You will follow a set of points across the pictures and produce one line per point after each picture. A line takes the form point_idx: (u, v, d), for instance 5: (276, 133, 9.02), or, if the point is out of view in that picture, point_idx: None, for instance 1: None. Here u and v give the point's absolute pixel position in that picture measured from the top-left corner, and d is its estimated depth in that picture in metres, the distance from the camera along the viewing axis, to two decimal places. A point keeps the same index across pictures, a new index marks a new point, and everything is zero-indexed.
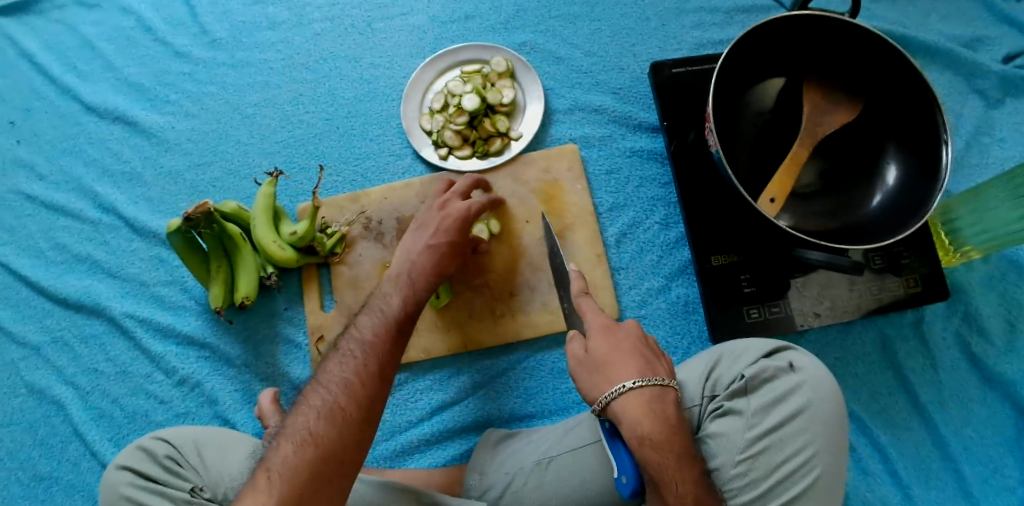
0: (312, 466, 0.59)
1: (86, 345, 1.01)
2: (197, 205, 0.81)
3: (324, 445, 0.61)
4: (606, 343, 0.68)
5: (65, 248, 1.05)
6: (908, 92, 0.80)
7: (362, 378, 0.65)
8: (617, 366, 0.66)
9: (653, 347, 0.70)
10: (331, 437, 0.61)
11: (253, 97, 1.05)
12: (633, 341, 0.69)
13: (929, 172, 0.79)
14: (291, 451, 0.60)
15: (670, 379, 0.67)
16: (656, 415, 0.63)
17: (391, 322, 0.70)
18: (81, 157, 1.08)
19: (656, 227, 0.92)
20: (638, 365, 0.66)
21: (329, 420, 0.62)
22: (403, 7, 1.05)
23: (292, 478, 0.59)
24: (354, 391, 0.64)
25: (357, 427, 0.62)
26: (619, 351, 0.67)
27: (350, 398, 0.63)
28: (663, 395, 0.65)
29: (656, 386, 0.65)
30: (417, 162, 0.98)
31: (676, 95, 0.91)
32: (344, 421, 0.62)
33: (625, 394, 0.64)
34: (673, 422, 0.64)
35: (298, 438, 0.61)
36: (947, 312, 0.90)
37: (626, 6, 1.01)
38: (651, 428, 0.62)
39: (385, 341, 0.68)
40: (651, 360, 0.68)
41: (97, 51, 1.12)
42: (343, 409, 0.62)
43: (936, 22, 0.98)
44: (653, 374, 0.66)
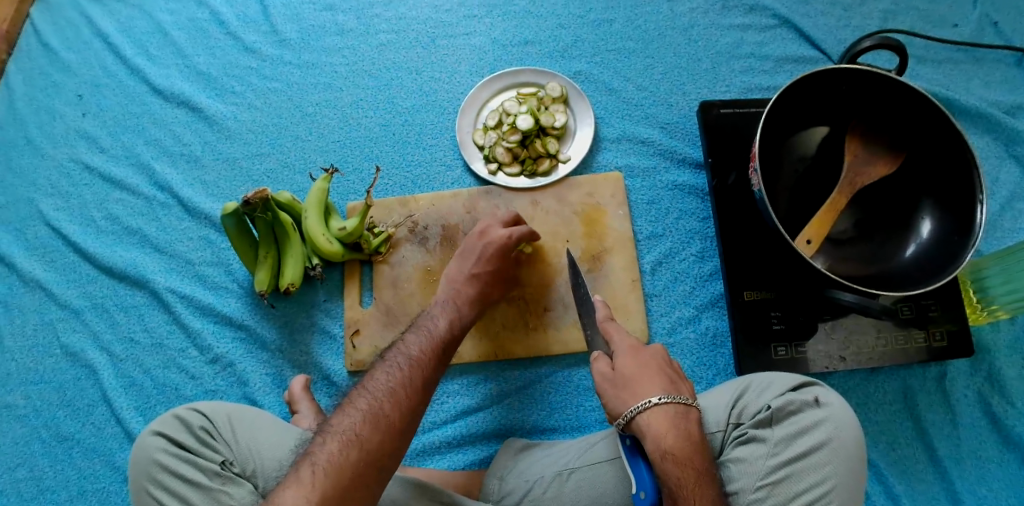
0: (354, 465, 0.63)
1: (124, 314, 1.06)
2: (255, 191, 0.86)
3: (366, 445, 0.64)
4: (631, 360, 0.71)
5: (116, 220, 1.10)
6: (948, 151, 0.83)
7: (406, 389, 0.69)
8: (642, 382, 0.69)
9: (676, 368, 0.73)
10: (374, 440, 0.64)
11: (315, 98, 1.11)
12: (657, 360, 0.72)
13: (965, 229, 0.81)
14: (334, 448, 0.64)
15: (693, 399, 0.70)
16: (679, 432, 0.66)
17: (435, 343, 0.76)
18: (142, 135, 1.14)
19: (692, 259, 0.95)
20: (664, 382, 0.69)
21: (373, 423, 0.65)
22: (466, 27, 1.11)
23: (333, 474, 0.62)
24: (398, 400, 0.68)
25: (397, 434, 0.66)
26: (644, 368, 0.70)
27: (393, 405, 0.67)
28: (686, 413, 0.68)
29: (680, 404, 0.68)
30: (466, 175, 1.02)
31: (723, 133, 0.95)
32: (387, 425, 0.66)
33: (650, 408, 0.67)
34: (695, 441, 0.66)
35: (341, 436, 0.65)
36: (970, 370, 0.91)
37: (679, 45, 1.06)
38: (673, 444, 0.65)
39: (429, 360, 0.73)
40: (675, 380, 0.71)
41: (170, 38, 1.18)
42: (387, 415, 0.66)
43: (979, 87, 1.02)
44: (678, 393, 0.69)
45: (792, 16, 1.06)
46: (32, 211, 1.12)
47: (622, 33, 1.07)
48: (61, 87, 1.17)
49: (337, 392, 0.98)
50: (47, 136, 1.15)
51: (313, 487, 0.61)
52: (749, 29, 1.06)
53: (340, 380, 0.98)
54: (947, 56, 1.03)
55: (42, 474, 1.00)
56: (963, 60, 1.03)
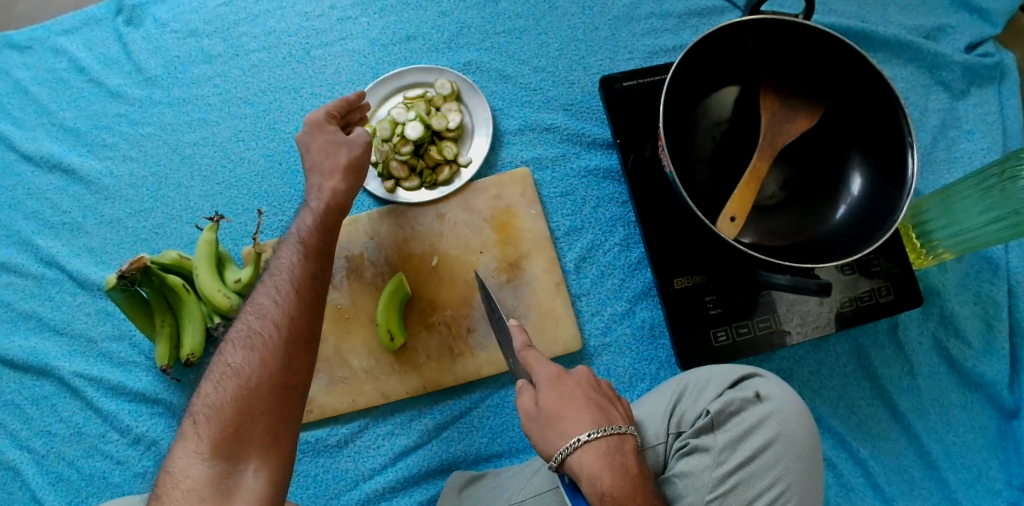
0: (237, 402, 0.62)
1: (37, 407, 0.97)
2: (131, 261, 0.80)
3: (247, 385, 0.63)
4: (556, 394, 0.64)
5: (6, 305, 1.00)
6: (870, 97, 0.76)
7: (277, 300, 0.68)
8: (569, 418, 0.62)
9: (607, 390, 0.67)
10: (252, 365, 0.64)
11: (192, 136, 1.01)
12: (584, 383, 0.66)
13: (897, 180, 0.75)
14: (214, 388, 0.63)
15: (628, 424, 0.64)
16: (615, 467, 0.60)
17: (307, 255, 0.72)
18: (18, 209, 1.03)
19: (616, 249, 0.88)
20: (594, 412, 0.63)
21: (249, 350, 0.65)
22: (340, 31, 1.00)
23: (217, 418, 0.61)
24: (271, 317, 0.67)
25: (280, 353, 0.65)
26: (564, 398, 0.64)
27: (267, 324, 0.66)
28: (619, 444, 0.62)
29: (612, 435, 0.62)
30: (365, 196, 0.92)
31: (629, 109, 0.87)
32: (264, 348, 0.65)
33: (580, 446, 0.61)
34: (634, 473, 0.60)
35: (223, 377, 0.64)
36: (922, 316, 0.86)
37: (573, 16, 0.97)
38: (609, 484, 0.59)
39: (299, 272, 0.70)
40: (607, 404, 0.65)
41: (31, 95, 1.06)
42: (262, 337, 0.65)
43: (896, 12, 0.94)
44: (609, 423, 0.63)
45: None
46: None
47: (510, 12, 0.98)
48: None
49: None
50: None
51: (203, 435, 0.60)
52: None
53: None
54: None
55: None
56: None
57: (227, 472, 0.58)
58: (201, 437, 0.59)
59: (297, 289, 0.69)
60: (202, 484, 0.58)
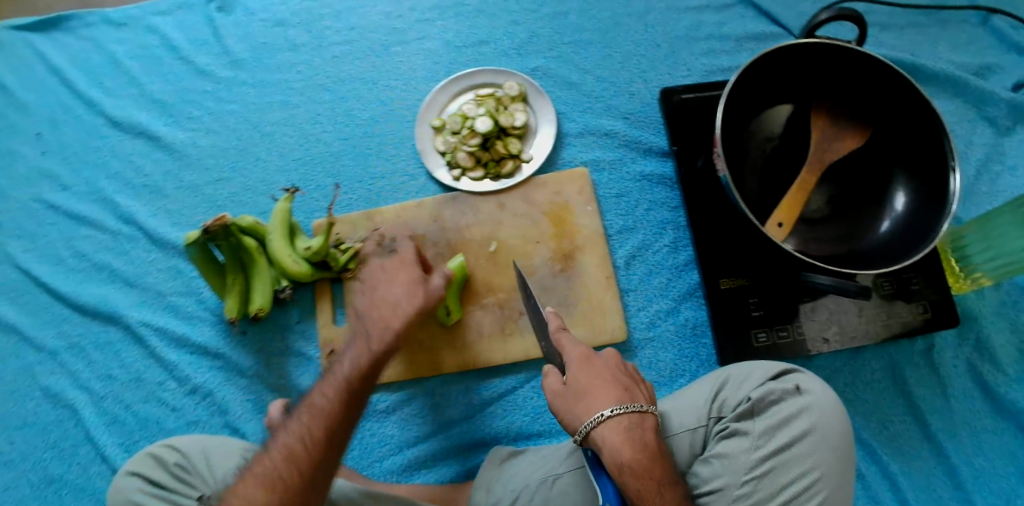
0: (288, 486, 0.61)
1: (100, 352, 1.04)
2: (214, 218, 0.86)
3: (307, 461, 0.63)
4: (584, 373, 0.69)
5: (84, 256, 1.09)
6: (914, 120, 0.82)
7: (324, 412, 0.66)
8: (594, 395, 0.67)
9: (632, 373, 0.71)
10: (287, 475, 0.62)
11: (272, 116, 1.08)
12: (611, 364, 0.70)
13: (938, 198, 0.80)
14: (274, 457, 0.63)
15: (649, 405, 0.68)
16: (634, 442, 0.64)
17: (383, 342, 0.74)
18: (104, 169, 1.12)
19: (665, 250, 0.93)
20: (620, 390, 0.68)
21: (287, 458, 0.63)
22: (418, 31, 1.08)
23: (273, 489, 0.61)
24: (314, 428, 0.65)
25: (314, 472, 0.63)
26: (596, 375, 0.69)
27: (309, 435, 0.64)
28: (642, 422, 0.66)
29: (635, 413, 0.66)
30: (430, 183, 1.00)
31: (688, 118, 0.92)
32: (301, 461, 0.63)
33: (606, 420, 0.65)
34: (651, 449, 0.65)
35: (283, 448, 0.64)
36: (958, 339, 0.89)
37: (637, 33, 1.03)
38: (629, 456, 0.63)
39: (374, 357, 0.72)
40: (631, 385, 0.70)
41: (124, 68, 1.16)
42: (301, 447, 0.64)
43: (946, 50, 0.99)
44: (634, 401, 0.67)
45: None
46: None
47: (578, 24, 1.05)
48: (16, 127, 1.15)
49: None
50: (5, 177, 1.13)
51: None
52: (707, 10, 1.04)
53: None
54: (911, 21, 1.01)
55: None
56: (928, 23, 1.00)
57: None
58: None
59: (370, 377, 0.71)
60: None
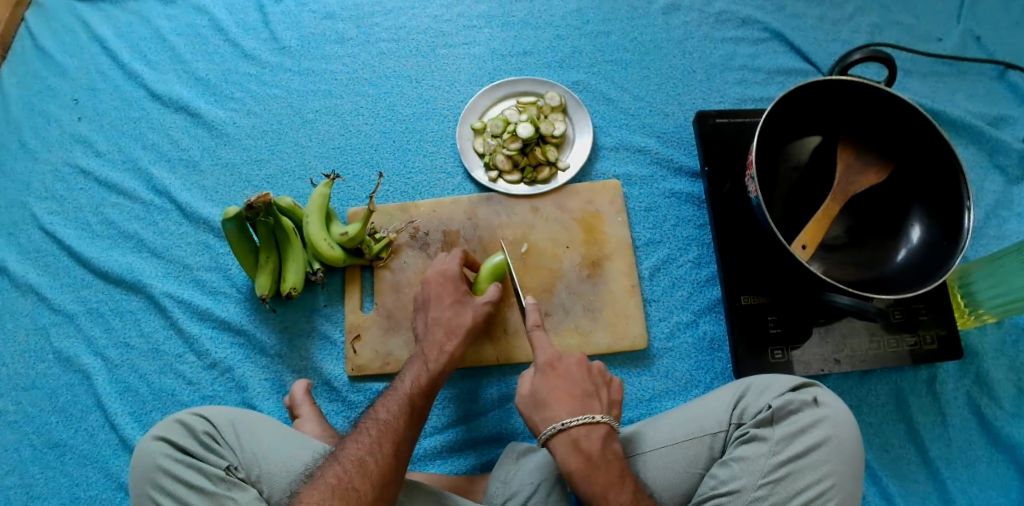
0: (361, 493, 0.67)
1: (121, 319, 1.04)
2: (259, 195, 0.85)
3: (377, 468, 0.69)
4: (549, 381, 0.78)
5: (112, 224, 1.09)
6: (934, 160, 0.87)
7: (390, 432, 0.73)
8: (556, 404, 0.76)
9: (597, 385, 0.79)
10: (358, 486, 0.67)
11: (315, 104, 1.11)
12: (572, 377, 0.79)
13: (952, 235, 0.84)
14: (345, 463, 0.69)
15: (602, 416, 0.75)
16: (577, 451, 0.72)
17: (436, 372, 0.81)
18: (140, 140, 1.13)
19: (689, 265, 0.97)
20: (575, 402, 0.76)
21: (358, 471, 0.68)
22: (465, 37, 1.12)
23: (347, 494, 0.66)
24: (382, 445, 0.71)
25: (382, 485, 0.68)
26: (558, 389, 0.77)
27: (377, 452, 0.70)
28: (589, 432, 0.73)
29: (583, 424, 0.74)
30: (467, 182, 1.04)
31: (720, 141, 0.97)
32: (372, 474, 0.68)
33: (557, 432, 0.74)
34: (598, 457, 0.72)
35: (354, 457, 0.70)
36: (959, 372, 0.93)
37: (675, 57, 1.09)
38: (573, 464, 0.72)
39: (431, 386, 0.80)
40: (592, 398, 0.77)
41: (169, 44, 1.18)
42: (371, 461, 0.69)
43: (963, 99, 1.06)
44: (584, 413, 0.74)
45: (783, 29, 1.09)
46: (26, 216, 1.10)
47: (619, 45, 1.10)
48: (55, 91, 1.17)
49: (340, 399, 0.96)
50: (40, 139, 1.14)
51: None
52: (741, 42, 1.09)
53: (341, 385, 0.96)
54: (932, 68, 1.07)
55: (32, 482, 0.98)
56: (946, 73, 1.07)
57: None
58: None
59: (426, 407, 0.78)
60: None
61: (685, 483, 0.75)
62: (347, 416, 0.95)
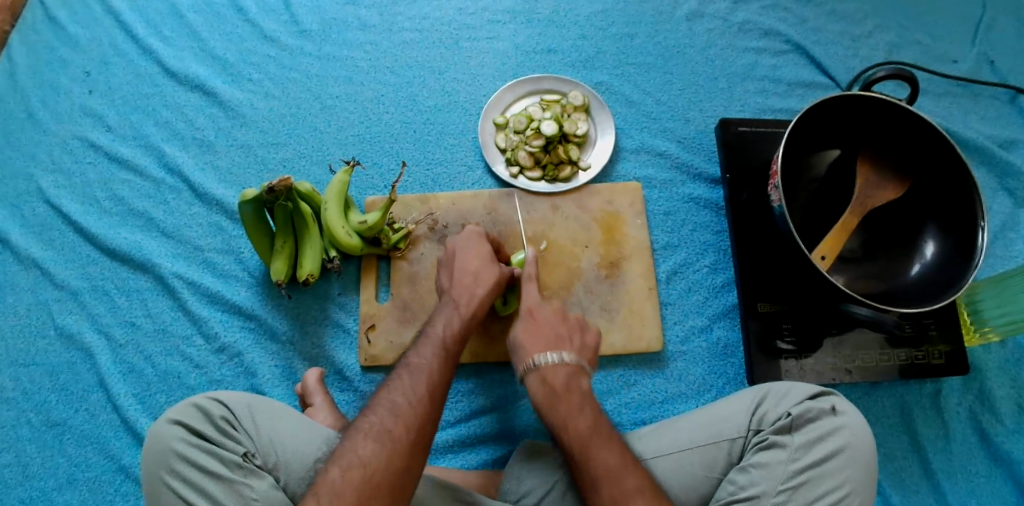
0: (401, 436, 0.65)
1: (126, 299, 1.01)
2: (281, 179, 0.82)
3: (416, 411, 0.68)
4: (526, 325, 0.80)
5: (122, 201, 1.06)
6: (951, 178, 0.88)
7: (413, 401, 0.68)
8: (531, 344, 0.78)
9: (573, 330, 0.81)
10: (380, 460, 0.64)
11: (335, 90, 1.10)
12: (550, 322, 0.80)
13: (966, 253, 0.86)
14: (383, 410, 0.68)
15: (570, 355, 0.76)
16: (545, 386, 0.74)
17: (463, 320, 0.79)
18: (153, 117, 1.11)
19: (705, 270, 0.98)
20: (545, 344, 0.77)
21: (379, 443, 0.65)
22: (489, 32, 1.12)
23: (387, 439, 0.65)
24: (416, 390, 0.70)
25: (419, 427, 0.67)
26: (535, 334, 0.79)
27: (401, 424, 0.66)
28: (556, 369, 0.75)
29: (550, 363, 0.75)
30: (487, 177, 1.03)
31: (742, 150, 0.99)
32: (395, 447, 0.65)
33: (529, 368, 0.76)
34: (561, 389, 0.73)
35: (391, 403, 0.68)
36: (963, 387, 0.95)
37: (697, 64, 1.10)
38: (539, 396, 0.74)
39: (458, 331, 0.78)
40: (566, 339, 0.79)
41: (186, 20, 1.16)
42: (393, 434, 0.65)
43: (975, 120, 1.08)
44: (552, 352, 0.76)
45: (804, 43, 1.11)
46: (31, 188, 1.07)
47: (643, 48, 1.10)
48: (67, 62, 1.14)
49: (352, 388, 0.95)
50: (50, 111, 1.11)
51: (364, 455, 0.64)
52: (764, 53, 1.11)
53: (353, 375, 0.96)
54: (947, 89, 1.09)
55: (27, 462, 0.94)
56: (961, 95, 1.09)
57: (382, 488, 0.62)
58: (368, 454, 0.63)
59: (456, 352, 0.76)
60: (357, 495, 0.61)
61: (703, 487, 0.76)
62: (358, 406, 0.94)
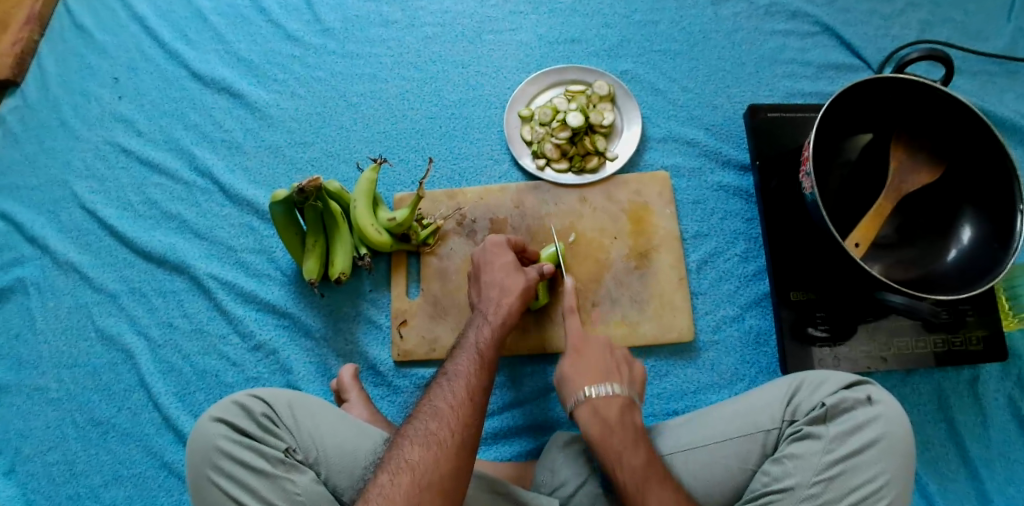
0: (447, 438, 0.67)
1: (163, 299, 1.03)
2: (310, 179, 0.83)
3: (459, 415, 0.69)
4: (574, 367, 0.78)
5: (155, 204, 1.08)
6: (990, 160, 0.86)
7: (455, 406, 0.69)
8: (579, 381, 0.77)
9: (620, 362, 0.79)
10: (427, 464, 0.65)
11: (360, 88, 1.10)
12: (597, 357, 0.79)
13: (1005, 237, 0.84)
14: (425, 419, 0.69)
15: (621, 387, 0.75)
16: (593, 414, 0.73)
17: (499, 324, 0.80)
18: (182, 120, 1.12)
19: (736, 259, 0.97)
20: (596, 376, 0.76)
21: (426, 447, 0.66)
22: (512, 23, 1.11)
23: (433, 443, 0.66)
24: (456, 393, 0.71)
25: (462, 428, 0.68)
26: (582, 370, 0.77)
27: (446, 427, 0.68)
28: (608, 402, 0.74)
29: (602, 395, 0.74)
30: (514, 170, 1.04)
31: (771, 135, 0.98)
32: (442, 450, 0.66)
33: (581, 402, 0.75)
34: (614, 422, 0.73)
35: (435, 407, 0.70)
36: (1002, 373, 0.94)
37: (723, 49, 1.08)
38: (580, 391, 0.76)
39: (495, 332, 0.79)
40: (614, 371, 0.78)
41: (210, 23, 1.17)
42: (439, 438, 0.67)
43: (1013, 98, 1.05)
44: (604, 385, 0.75)
45: (833, 24, 1.09)
46: (67, 194, 1.09)
47: (668, 34, 1.09)
48: (95, 69, 1.16)
49: (386, 384, 0.97)
50: (81, 117, 1.13)
51: (409, 456, 0.66)
52: (791, 35, 1.09)
53: (386, 370, 0.97)
54: (982, 67, 1.07)
55: (73, 460, 0.97)
56: (998, 72, 1.06)
57: (431, 490, 0.63)
58: (416, 460, 0.65)
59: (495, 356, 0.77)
60: (408, 492, 0.63)
61: (736, 479, 0.76)
62: (392, 401, 0.96)
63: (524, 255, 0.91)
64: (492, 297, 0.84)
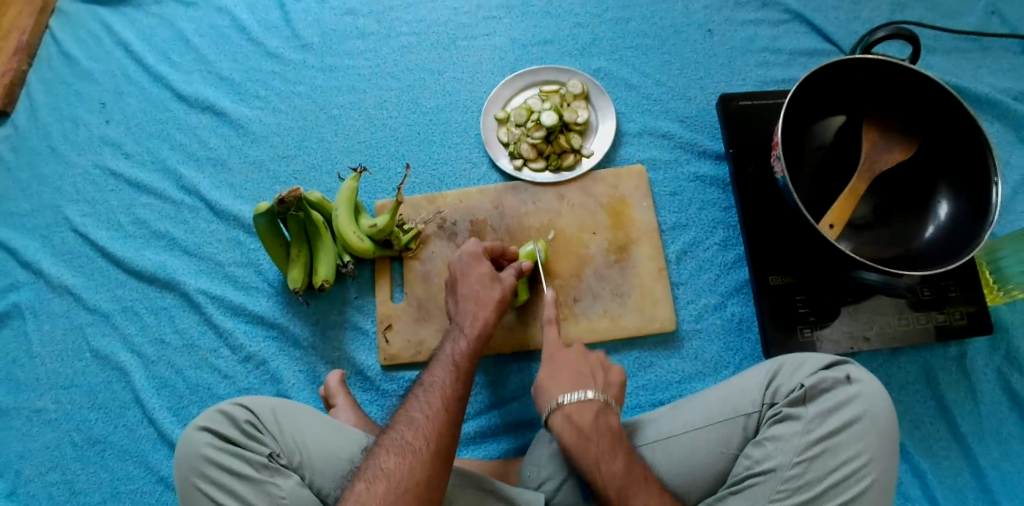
0: (423, 447, 0.68)
1: (155, 316, 1.05)
2: (290, 190, 0.84)
3: (434, 424, 0.70)
4: (547, 369, 0.79)
5: (145, 224, 1.10)
6: (962, 135, 0.86)
7: (431, 415, 0.70)
8: (556, 385, 0.77)
9: (596, 367, 0.79)
10: (403, 472, 0.66)
11: (339, 100, 1.12)
12: (571, 363, 0.79)
13: (981, 210, 0.84)
14: (402, 429, 0.70)
15: (595, 392, 0.75)
16: (570, 426, 0.73)
17: (476, 331, 0.81)
18: (167, 141, 1.14)
19: (716, 247, 0.98)
20: (570, 380, 0.77)
21: (402, 456, 0.67)
22: (486, 28, 1.13)
23: (409, 454, 0.67)
24: (432, 403, 0.72)
25: (438, 437, 0.69)
26: (556, 375, 0.78)
27: (421, 436, 0.69)
28: (582, 408, 0.74)
29: (575, 401, 0.74)
30: (492, 172, 1.05)
31: (744, 123, 0.99)
32: (417, 459, 0.67)
33: (554, 412, 0.75)
34: (590, 431, 0.72)
35: (412, 417, 0.71)
36: (990, 348, 0.93)
37: (695, 41, 1.09)
38: (569, 437, 0.73)
39: (473, 339, 0.80)
40: (588, 379, 0.77)
41: (192, 45, 1.19)
42: (415, 446, 0.68)
43: (987, 73, 1.05)
44: (578, 390, 0.75)
45: (803, 11, 1.09)
46: (59, 219, 1.12)
47: (640, 31, 1.10)
48: (82, 95, 1.18)
49: (375, 388, 0.98)
50: (71, 144, 1.16)
51: (385, 465, 0.67)
52: (762, 24, 1.09)
53: (374, 375, 0.98)
54: (955, 44, 1.07)
55: (73, 477, 0.99)
56: (971, 49, 1.07)
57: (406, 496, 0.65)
58: (392, 469, 0.66)
59: (472, 364, 0.78)
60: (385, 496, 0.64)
61: (719, 464, 0.76)
62: (381, 405, 0.97)
63: (503, 254, 0.92)
64: (471, 298, 0.85)
